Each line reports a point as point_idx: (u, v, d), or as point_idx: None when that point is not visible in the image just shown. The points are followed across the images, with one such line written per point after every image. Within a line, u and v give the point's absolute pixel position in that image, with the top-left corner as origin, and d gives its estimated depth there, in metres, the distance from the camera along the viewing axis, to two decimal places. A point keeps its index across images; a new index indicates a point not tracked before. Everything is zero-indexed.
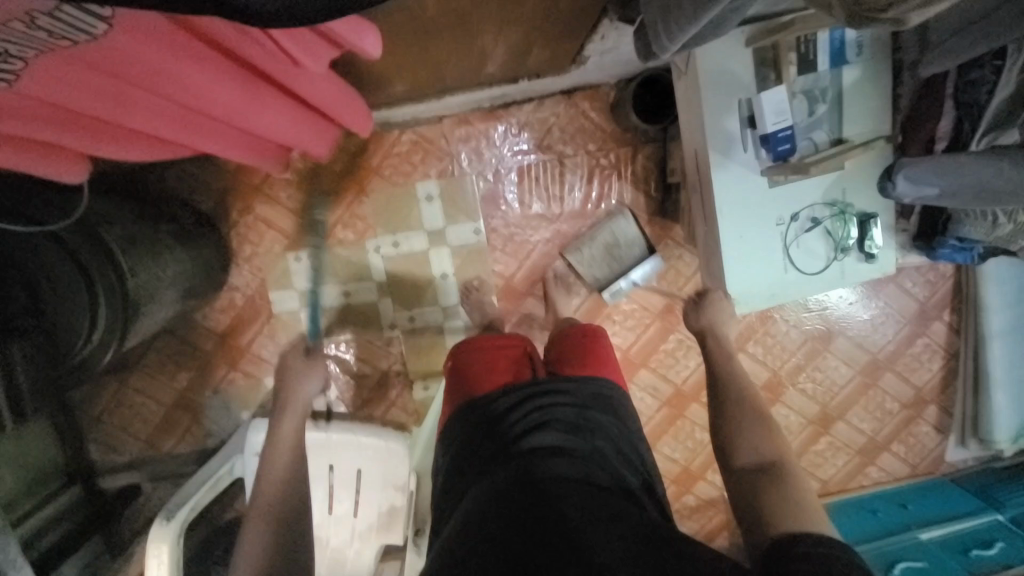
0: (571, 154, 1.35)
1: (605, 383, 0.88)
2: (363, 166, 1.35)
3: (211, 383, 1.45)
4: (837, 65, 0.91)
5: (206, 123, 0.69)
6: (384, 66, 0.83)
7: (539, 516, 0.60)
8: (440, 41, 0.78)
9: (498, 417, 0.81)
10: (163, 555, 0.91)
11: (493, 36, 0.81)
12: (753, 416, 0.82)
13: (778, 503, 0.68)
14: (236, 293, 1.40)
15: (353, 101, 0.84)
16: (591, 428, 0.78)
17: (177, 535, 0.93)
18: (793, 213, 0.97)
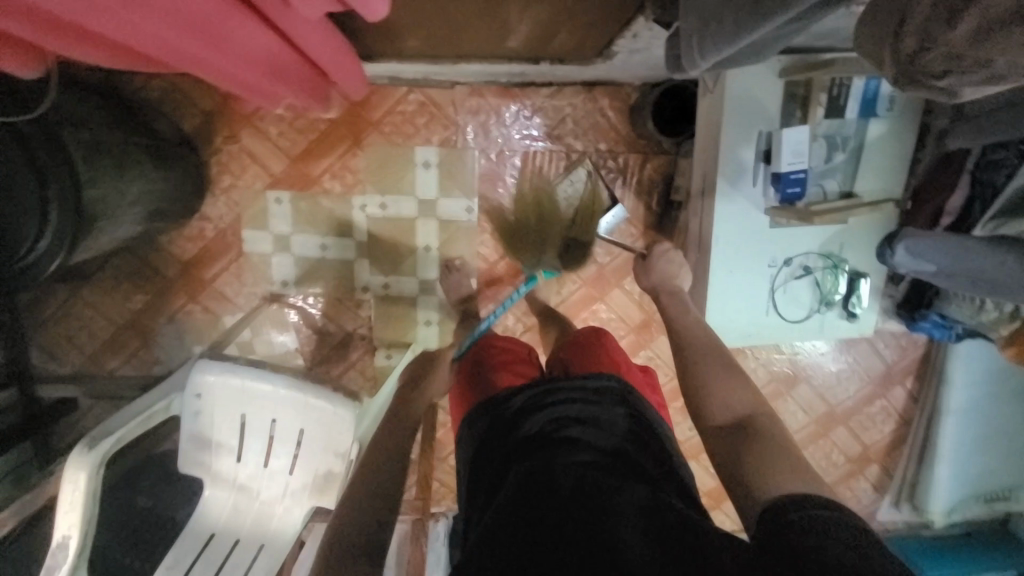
0: (580, 149, 1.31)
1: (614, 379, 0.86)
2: (363, 118, 1.28)
3: (167, 311, 1.39)
4: (865, 116, 0.88)
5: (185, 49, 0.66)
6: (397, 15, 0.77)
7: (561, 522, 0.58)
8: (462, 5, 0.73)
9: (508, 418, 0.79)
10: (80, 483, 0.89)
11: (519, 10, 0.75)
12: (724, 374, 0.84)
13: (760, 460, 0.68)
14: (207, 224, 1.33)
15: (343, 52, 0.83)
16: (603, 420, 0.76)
17: (97, 465, 0.90)
18: (787, 257, 0.95)
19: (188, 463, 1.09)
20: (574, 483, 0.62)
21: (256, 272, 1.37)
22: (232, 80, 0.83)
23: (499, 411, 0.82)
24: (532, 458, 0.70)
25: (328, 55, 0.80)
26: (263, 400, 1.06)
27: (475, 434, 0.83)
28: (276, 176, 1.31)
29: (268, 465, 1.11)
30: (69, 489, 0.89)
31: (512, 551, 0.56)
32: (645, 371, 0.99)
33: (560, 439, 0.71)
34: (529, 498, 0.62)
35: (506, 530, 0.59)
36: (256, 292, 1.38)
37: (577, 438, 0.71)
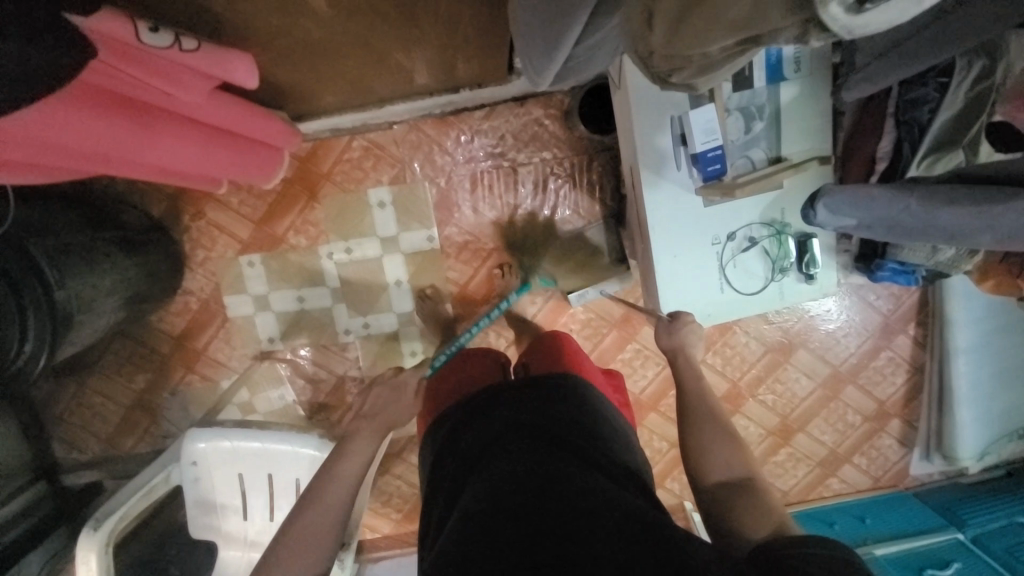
0: (525, 161, 1.33)
1: (572, 377, 0.87)
2: (315, 172, 1.34)
3: (168, 385, 1.46)
4: (774, 82, 0.89)
5: (122, 160, 0.78)
6: (293, 76, 0.85)
7: (529, 526, 0.57)
8: (350, 53, 0.80)
9: (472, 424, 0.80)
10: (92, 562, 0.95)
11: (404, 53, 0.84)
12: (720, 436, 0.79)
13: (755, 521, 0.68)
14: (191, 297, 1.41)
15: (264, 118, 0.92)
16: (566, 413, 0.78)
17: (105, 543, 0.97)
18: (730, 232, 0.95)
19: (200, 527, 1.14)
20: (542, 484, 0.61)
21: (243, 334, 1.43)
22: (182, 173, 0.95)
23: (462, 418, 0.83)
24: (497, 461, 0.68)
25: (251, 125, 0.89)
26: (257, 457, 1.10)
27: (438, 446, 0.83)
28: (245, 241, 1.38)
29: (273, 518, 1.14)
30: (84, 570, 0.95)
31: (483, 542, 0.56)
32: (607, 373, 1.04)
33: (524, 440, 0.71)
34: (494, 503, 0.61)
35: (473, 525, 0.59)
36: (247, 353, 1.44)
37: (542, 438, 0.72)
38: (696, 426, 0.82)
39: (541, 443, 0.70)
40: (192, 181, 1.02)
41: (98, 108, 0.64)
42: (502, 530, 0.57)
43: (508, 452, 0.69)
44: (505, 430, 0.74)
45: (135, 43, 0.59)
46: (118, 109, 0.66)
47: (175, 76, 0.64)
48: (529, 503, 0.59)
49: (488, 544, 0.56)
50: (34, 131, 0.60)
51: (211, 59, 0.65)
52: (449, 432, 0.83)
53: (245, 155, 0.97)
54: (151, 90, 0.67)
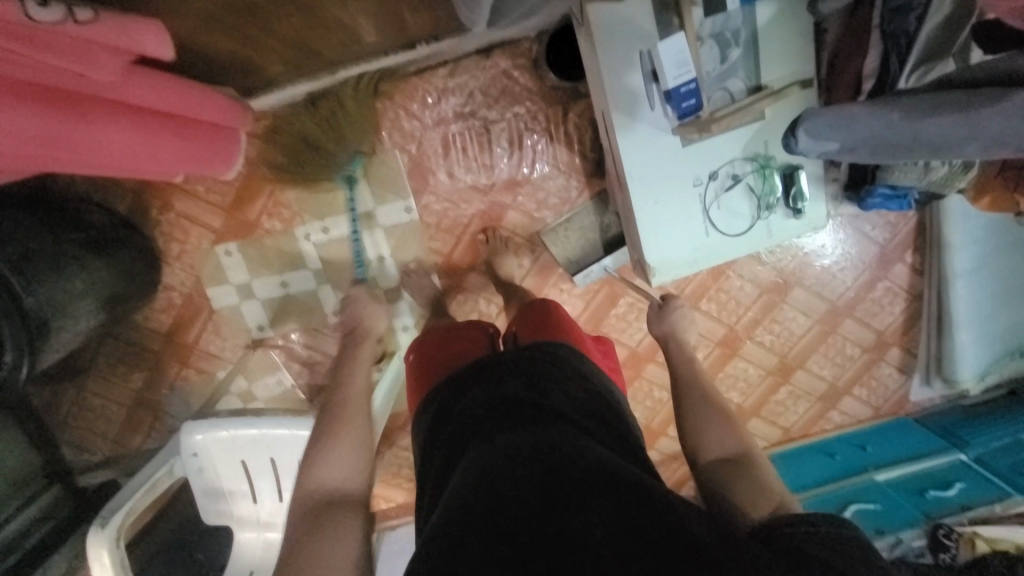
0: (496, 119, 1.27)
1: (563, 347, 0.84)
2: (279, 151, 1.29)
3: (166, 380, 1.46)
4: (749, 2, 0.82)
5: (72, 165, 0.76)
6: (223, 41, 0.82)
7: (518, 501, 0.55)
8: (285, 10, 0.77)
9: (463, 394, 0.78)
10: (105, 559, 0.97)
11: (341, 9, 0.81)
12: (717, 417, 0.80)
13: (751, 499, 0.67)
14: (173, 292, 1.39)
15: (208, 98, 0.89)
16: (554, 384, 0.75)
17: (115, 539, 0.98)
18: (711, 172, 0.91)
19: (211, 514, 1.16)
20: (530, 456, 0.59)
21: (232, 325, 1.42)
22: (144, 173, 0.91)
23: (451, 390, 0.81)
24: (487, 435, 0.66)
25: (193, 104, 0.85)
26: (256, 444, 1.11)
27: (429, 419, 0.81)
28: (218, 230, 1.34)
29: (284, 498, 1.17)
30: (98, 567, 0.97)
31: (476, 514, 0.55)
32: (596, 340, 1.02)
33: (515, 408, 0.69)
34: (482, 478, 0.59)
35: (467, 498, 0.57)
36: (238, 343, 1.43)
37: (533, 410, 0.69)
38: (691, 401, 0.83)
39: (534, 411, 0.69)
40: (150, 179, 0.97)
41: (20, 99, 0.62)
42: (494, 498, 0.56)
43: (500, 425, 0.67)
44: (497, 403, 0.72)
45: (26, 22, 0.56)
46: (44, 101, 0.64)
47: (83, 52, 0.62)
48: (517, 479, 0.57)
49: (482, 516, 0.55)
50: None
51: (113, 29, 0.63)
52: (438, 406, 0.81)
53: (202, 143, 0.93)
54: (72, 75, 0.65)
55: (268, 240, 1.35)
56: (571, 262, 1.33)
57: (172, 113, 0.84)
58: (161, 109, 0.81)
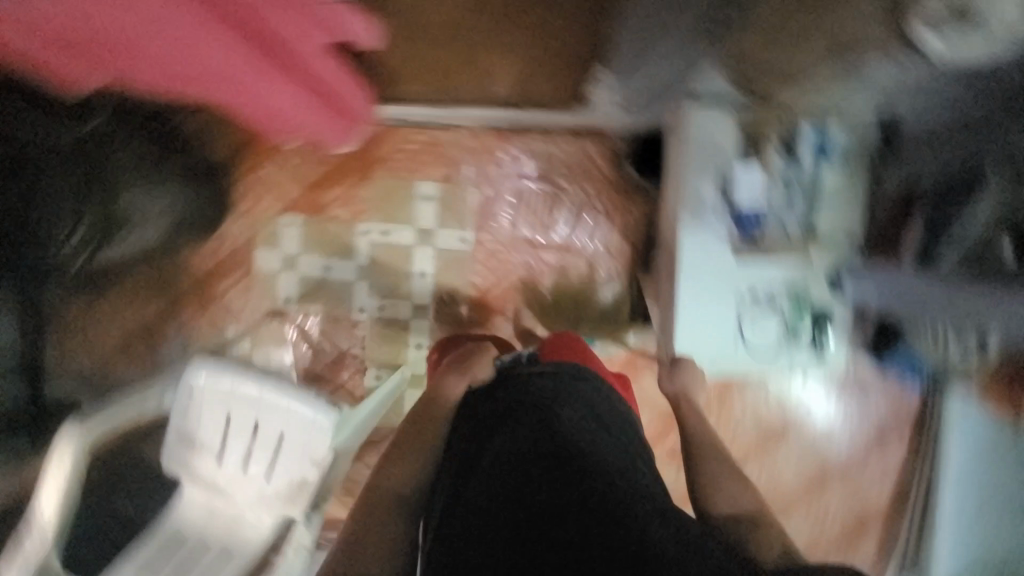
0: (568, 190, 1.41)
1: (580, 367, 0.89)
2: (372, 154, 1.42)
3: (177, 320, 1.48)
4: (817, 163, 0.98)
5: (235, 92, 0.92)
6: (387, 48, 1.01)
7: (525, 504, 0.69)
8: None
9: (480, 404, 0.88)
10: (66, 457, 0.96)
11: None
12: (733, 476, 0.92)
13: (762, 545, 0.81)
14: (224, 241, 1.45)
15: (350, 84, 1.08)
16: (563, 401, 0.81)
17: (87, 441, 0.98)
18: (752, 290, 1.00)
19: (172, 460, 1.13)
20: (532, 466, 0.73)
21: (263, 288, 1.47)
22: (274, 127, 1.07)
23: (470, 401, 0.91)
24: (501, 435, 0.79)
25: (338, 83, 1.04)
26: (251, 402, 1.11)
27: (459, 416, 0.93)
28: (290, 201, 1.44)
29: (248, 470, 1.13)
30: (56, 463, 0.96)
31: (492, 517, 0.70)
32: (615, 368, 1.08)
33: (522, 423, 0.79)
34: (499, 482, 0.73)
35: (484, 504, 0.72)
36: (261, 308, 1.48)
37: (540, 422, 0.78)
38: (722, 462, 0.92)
39: (535, 427, 0.77)
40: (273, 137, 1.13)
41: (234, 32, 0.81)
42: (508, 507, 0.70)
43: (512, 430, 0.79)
44: (505, 414, 0.82)
45: None
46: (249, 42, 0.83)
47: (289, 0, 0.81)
48: (518, 480, 0.72)
49: (496, 518, 0.70)
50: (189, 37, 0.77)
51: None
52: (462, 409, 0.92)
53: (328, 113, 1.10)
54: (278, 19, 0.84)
55: (330, 225, 1.45)
56: (593, 336, 1.41)
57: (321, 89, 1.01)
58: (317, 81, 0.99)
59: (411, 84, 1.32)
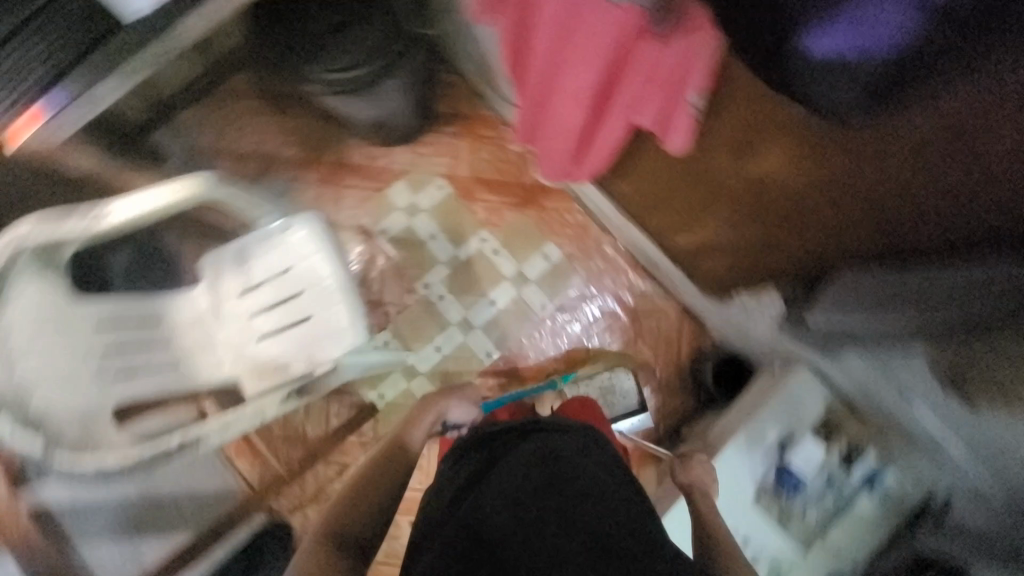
0: (645, 342, 1.52)
1: (597, 437, 0.90)
2: (537, 196, 1.58)
3: (296, 173, 1.58)
4: (861, 488, 1.06)
5: (550, 91, 0.90)
6: (651, 171, 1.04)
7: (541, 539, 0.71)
8: (695, 194, 1.00)
9: (495, 440, 0.91)
10: (174, 192, 0.93)
11: (719, 226, 1.03)
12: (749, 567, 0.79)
13: None
14: (383, 156, 1.59)
15: (601, 164, 1.04)
16: (572, 443, 0.86)
17: (203, 196, 0.96)
18: (748, 543, 1.03)
19: (211, 261, 1.14)
20: (528, 511, 0.74)
21: (376, 209, 1.58)
22: (527, 127, 1.05)
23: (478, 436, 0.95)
24: (482, 498, 0.78)
25: (601, 156, 0.99)
26: (310, 278, 1.12)
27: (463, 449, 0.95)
28: (453, 173, 1.59)
29: (253, 320, 1.13)
30: (161, 189, 0.93)
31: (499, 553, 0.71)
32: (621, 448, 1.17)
33: (538, 467, 0.80)
34: (510, 514, 0.75)
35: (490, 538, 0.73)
36: (361, 216, 1.57)
37: (561, 463, 0.81)
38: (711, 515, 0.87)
39: (550, 472, 0.79)
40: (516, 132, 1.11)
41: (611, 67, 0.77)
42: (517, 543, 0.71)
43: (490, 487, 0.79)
44: (514, 453, 0.84)
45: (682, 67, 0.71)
46: (611, 75, 0.78)
47: (658, 92, 0.76)
48: (513, 532, 0.72)
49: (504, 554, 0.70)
50: (594, 33, 0.73)
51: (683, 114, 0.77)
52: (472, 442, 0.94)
53: (564, 163, 1.07)
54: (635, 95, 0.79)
55: (464, 213, 1.58)
56: None
57: (591, 144, 0.98)
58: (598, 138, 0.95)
59: (626, 184, 1.19)
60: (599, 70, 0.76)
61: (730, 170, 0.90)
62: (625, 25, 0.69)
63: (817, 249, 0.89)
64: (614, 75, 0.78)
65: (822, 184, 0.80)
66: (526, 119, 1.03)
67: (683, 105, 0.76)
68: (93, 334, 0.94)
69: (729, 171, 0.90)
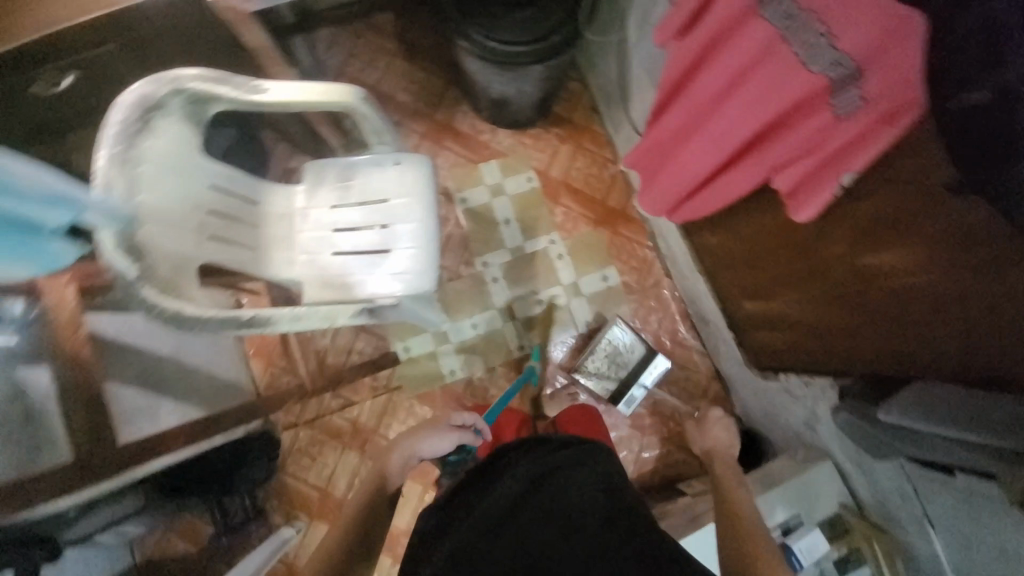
0: (666, 390, 1.56)
1: (601, 450, 0.89)
2: (616, 219, 1.62)
3: (403, 118, 1.63)
4: None
5: (698, 125, 0.96)
6: (750, 235, 1.07)
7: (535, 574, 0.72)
8: (784, 269, 1.02)
9: (500, 461, 0.89)
10: (329, 94, 0.97)
11: (793, 307, 1.06)
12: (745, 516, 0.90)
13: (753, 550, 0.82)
14: (489, 132, 1.65)
15: (706, 210, 1.08)
16: (579, 473, 0.83)
17: (348, 106, 1.00)
18: None
19: (319, 167, 1.18)
20: (523, 542, 0.75)
21: (464, 177, 1.62)
22: (650, 152, 1.11)
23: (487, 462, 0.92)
24: (475, 513, 0.79)
25: (714, 203, 1.03)
26: (403, 218, 1.17)
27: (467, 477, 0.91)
28: (546, 171, 1.64)
29: (335, 235, 1.16)
30: (319, 86, 0.97)
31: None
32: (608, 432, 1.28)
33: (534, 499, 0.80)
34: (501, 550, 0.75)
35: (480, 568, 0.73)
36: (447, 179, 1.62)
37: (560, 495, 0.80)
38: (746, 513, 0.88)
39: (546, 505, 0.79)
40: (630, 155, 1.17)
41: (768, 121, 0.82)
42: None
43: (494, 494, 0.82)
44: (512, 479, 0.82)
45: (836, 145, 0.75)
46: (767, 128, 0.83)
47: (803, 159, 0.80)
48: (515, 538, 0.76)
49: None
50: (771, 86, 0.79)
51: (817, 188, 0.81)
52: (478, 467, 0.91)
53: (671, 197, 1.12)
54: (779, 155, 0.84)
55: (543, 210, 1.62)
56: None
57: (708, 187, 1.02)
58: (718, 184, 0.99)
59: (724, 238, 1.20)
60: (761, 119, 0.82)
61: (841, 259, 0.87)
62: (805, 94, 0.75)
63: (884, 364, 0.87)
64: (769, 130, 0.84)
65: (909, 301, 0.77)
66: (654, 145, 1.08)
67: (825, 182, 0.80)
68: (205, 188, 0.97)
69: (838, 260, 0.88)
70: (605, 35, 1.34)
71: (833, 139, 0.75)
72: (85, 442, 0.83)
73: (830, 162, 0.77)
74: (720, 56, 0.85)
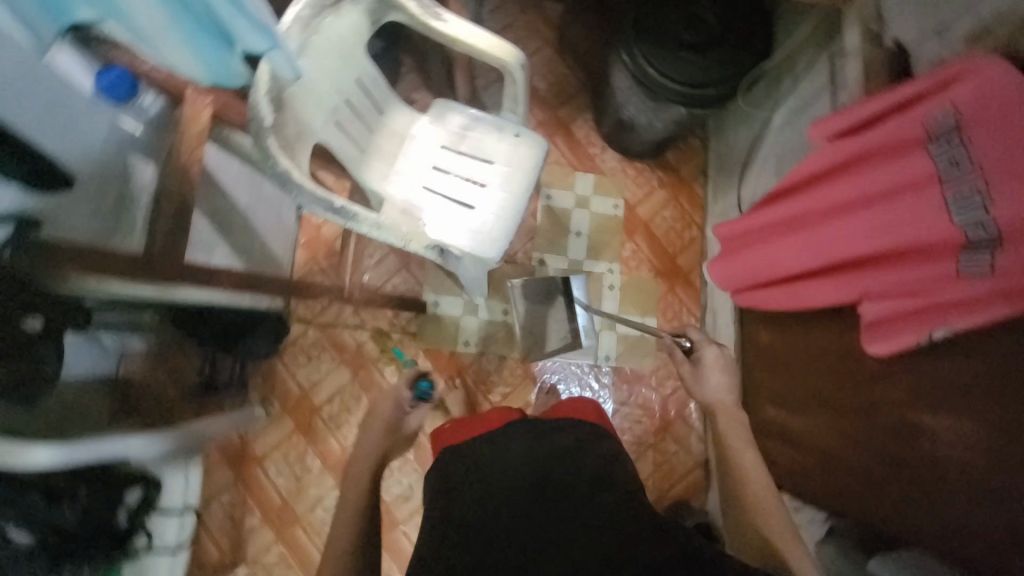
0: (650, 453, 1.55)
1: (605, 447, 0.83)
2: (676, 278, 1.63)
3: (530, 100, 1.68)
4: None
5: (808, 224, 0.97)
6: (809, 346, 1.08)
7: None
8: (826, 392, 1.02)
9: (499, 439, 0.82)
10: (493, 54, 1.03)
11: (816, 431, 1.05)
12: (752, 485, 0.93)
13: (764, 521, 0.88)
14: (600, 146, 1.68)
15: (774, 304, 1.09)
16: (583, 468, 0.77)
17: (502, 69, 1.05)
18: None
19: (445, 107, 1.24)
20: (517, 538, 0.68)
21: (559, 175, 1.66)
22: (746, 228, 1.12)
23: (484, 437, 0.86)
24: (466, 505, 0.73)
25: (788, 301, 1.04)
26: (501, 184, 1.21)
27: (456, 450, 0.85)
28: (634, 204, 1.66)
29: (432, 172, 1.21)
30: (487, 42, 1.02)
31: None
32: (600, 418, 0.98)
33: (529, 487, 0.73)
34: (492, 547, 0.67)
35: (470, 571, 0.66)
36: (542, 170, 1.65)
37: (554, 484, 0.74)
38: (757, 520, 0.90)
39: (538, 494, 0.73)
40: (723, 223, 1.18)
41: (885, 251, 0.82)
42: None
43: (489, 490, 0.74)
44: (509, 468, 0.76)
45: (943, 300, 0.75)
46: (879, 256, 0.84)
47: (903, 299, 0.81)
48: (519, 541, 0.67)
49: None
50: (905, 220, 0.79)
51: (902, 331, 0.81)
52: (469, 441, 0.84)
53: (747, 277, 1.12)
54: (879, 284, 0.84)
55: (615, 238, 1.64)
56: None
57: (790, 283, 1.03)
58: (802, 285, 1.00)
59: (781, 339, 1.20)
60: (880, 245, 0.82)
61: (892, 405, 0.87)
62: (932, 241, 0.75)
63: (890, 521, 0.86)
64: (880, 258, 0.84)
65: (953, 476, 0.76)
66: (754, 223, 1.09)
67: (913, 329, 0.80)
68: (351, 79, 1.02)
69: (890, 406, 0.87)
70: (751, 109, 1.37)
71: (942, 294, 0.75)
72: (157, 244, 0.88)
73: (926, 314, 0.78)
74: (864, 171, 0.86)
